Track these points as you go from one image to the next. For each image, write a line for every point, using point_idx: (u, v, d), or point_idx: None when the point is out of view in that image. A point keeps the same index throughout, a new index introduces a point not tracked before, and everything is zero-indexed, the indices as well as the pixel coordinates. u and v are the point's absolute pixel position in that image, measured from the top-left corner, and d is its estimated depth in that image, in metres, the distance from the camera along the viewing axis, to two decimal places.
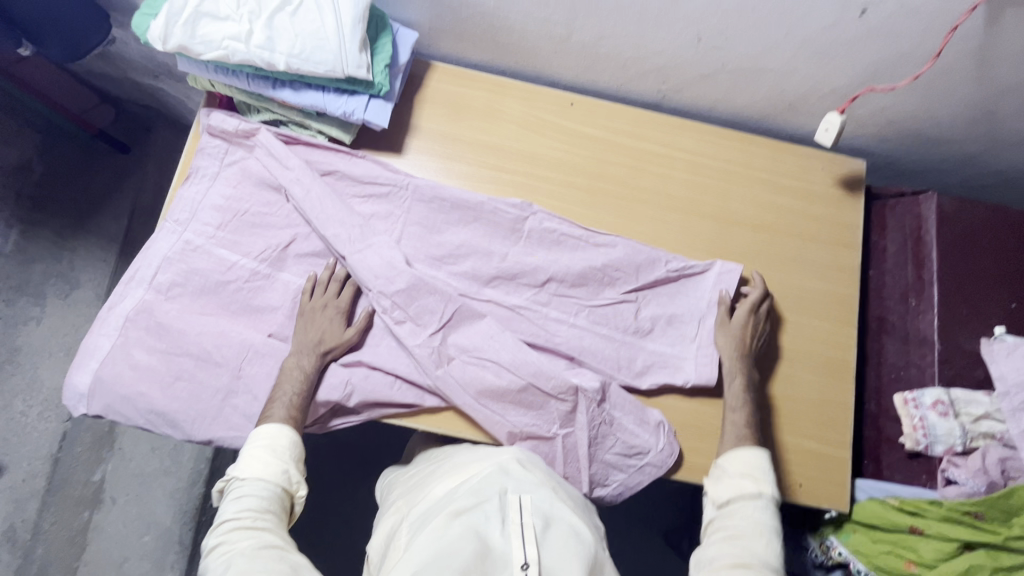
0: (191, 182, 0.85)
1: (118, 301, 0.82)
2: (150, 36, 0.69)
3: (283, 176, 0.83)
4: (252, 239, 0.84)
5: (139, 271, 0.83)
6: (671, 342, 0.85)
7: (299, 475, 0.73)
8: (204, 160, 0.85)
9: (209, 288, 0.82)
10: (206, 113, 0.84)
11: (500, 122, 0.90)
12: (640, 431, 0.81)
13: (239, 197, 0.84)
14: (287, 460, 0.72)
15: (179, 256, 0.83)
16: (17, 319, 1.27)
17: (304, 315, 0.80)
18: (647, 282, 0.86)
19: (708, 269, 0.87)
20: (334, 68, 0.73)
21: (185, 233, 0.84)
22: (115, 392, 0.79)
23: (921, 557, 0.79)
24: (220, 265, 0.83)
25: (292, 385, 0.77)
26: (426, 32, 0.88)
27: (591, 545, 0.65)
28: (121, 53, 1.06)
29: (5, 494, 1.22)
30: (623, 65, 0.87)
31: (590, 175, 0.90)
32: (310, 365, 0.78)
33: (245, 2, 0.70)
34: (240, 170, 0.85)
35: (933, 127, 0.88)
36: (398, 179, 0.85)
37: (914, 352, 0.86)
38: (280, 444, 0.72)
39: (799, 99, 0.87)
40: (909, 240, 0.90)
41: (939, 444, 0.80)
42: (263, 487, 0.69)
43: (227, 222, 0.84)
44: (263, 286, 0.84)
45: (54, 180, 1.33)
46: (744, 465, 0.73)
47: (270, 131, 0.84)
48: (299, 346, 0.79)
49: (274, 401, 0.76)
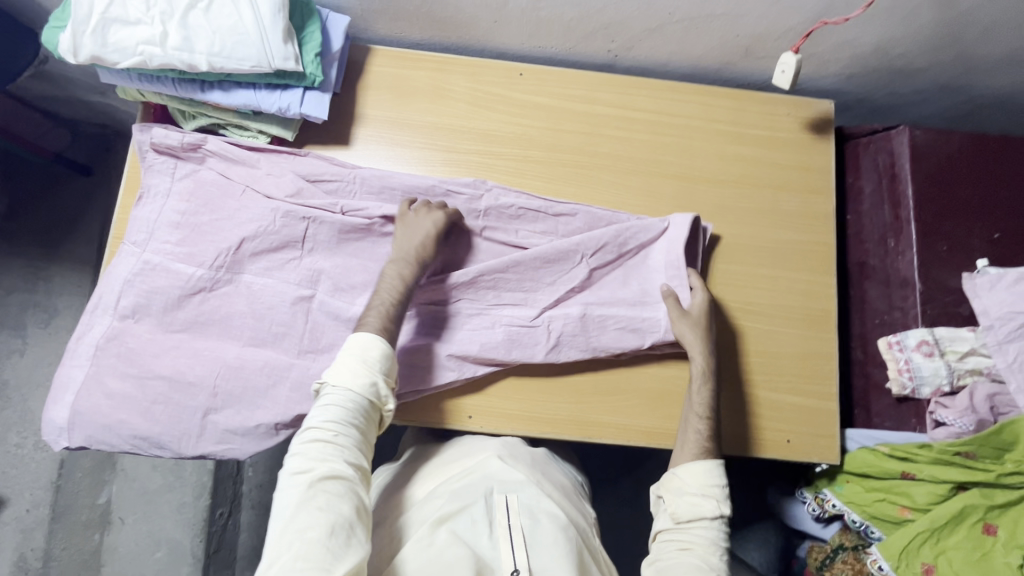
0: (144, 202, 0.80)
1: (86, 330, 0.78)
2: (61, 50, 0.67)
3: (250, 174, 0.80)
4: (204, 247, 0.79)
5: (103, 298, 0.78)
6: (630, 306, 0.81)
7: (387, 389, 0.69)
8: (154, 178, 0.80)
9: (173, 304, 0.78)
10: (143, 129, 0.78)
11: (447, 101, 0.87)
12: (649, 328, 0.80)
13: (194, 209, 0.80)
14: (378, 372, 0.68)
15: (138, 279, 0.78)
16: (2, 352, 1.28)
17: (404, 219, 0.78)
18: (615, 265, 0.83)
19: (664, 229, 0.83)
20: (259, 63, 0.70)
21: (145, 253, 0.79)
22: (95, 422, 0.75)
23: (915, 502, 0.77)
24: (178, 278, 0.78)
25: (389, 295, 0.73)
26: (360, 14, 0.84)
27: (578, 540, 0.66)
28: (60, 72, 1.02)
29: (14, 525, 1.24)
30: (567, 27, 0.83)
31: (545, 146, 0.87)
32: (409, 273, 0.74)
33: (155, 2, 0.67)
34: (194, 182, 0.80)
35: (897, 58, 0.84)
36: (344, 172, 0.81)
37: (896, 294, 0.84)
38: (371, 355, 0.68)
39: (755, 42, 0.83)
40: (883, 179, 0.87)
41: (925, 386, 0.78)
42: (351, 397, 0.65)
43: (185, 237, 0.79)
44: (229, 292, 0.79)
45: (20, 211, 1.31)
46: (704, 483, 0.71)
47: (218, 139, 0.80)
48: (398, 256, 0.75)
49: (369, 309, 0.72)
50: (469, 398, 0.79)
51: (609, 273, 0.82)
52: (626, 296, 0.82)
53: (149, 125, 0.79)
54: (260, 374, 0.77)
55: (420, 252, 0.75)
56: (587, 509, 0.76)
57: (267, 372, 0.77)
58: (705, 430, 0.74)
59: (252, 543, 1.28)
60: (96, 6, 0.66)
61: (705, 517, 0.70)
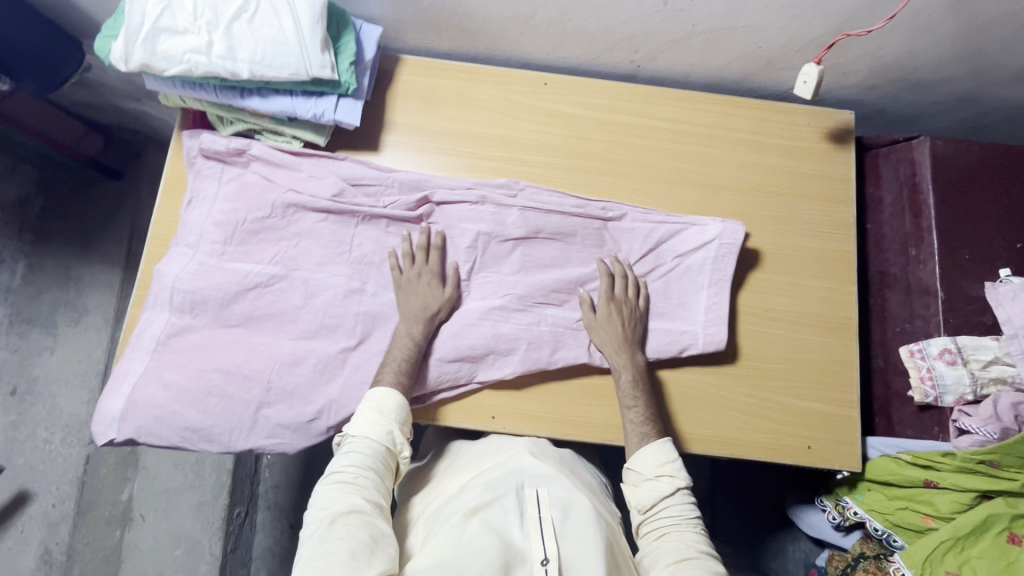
0: (193, 206, 0.83)
1: (145, 326, 0.80)
2: (113, 57, 0.70)
3: (295, 177, 0.83)
4: (261, 247, 0.82)
5: (159, 294, 0.80)
6: (664, 317, 0.82)
7: (403, 437, 0.74)
8: (203, 182, 0.83)
9: (229, 299, 0.80)
10: (191, 136, 0.81)
11: (473, 109, 0.89)
12: (692, 333, 0.81)
13: (237, 209, 0.81)
14: (393, 422, 0.72)
15: (193, 277, 0.79)
16: (33, 349, 1.31)
17: (402, 287, 0.80)
18: (653, 278, 0.84)
19: (711, 238, 0.83)
20: (297, 71, 0.73)
21: (197, 255, 0.81)
22: (148, 413, 0.77)
23: (937, 510, 0.78)
24: (236, 276, 0.80)
25: (402, 351, 0.76)
26: (391, 25, 0.87)
27: (607, 531, 0.68)
28: (100, 80, 1.07)
29: (40, 519, 1.27)
30: (593, 38, 0.86)
31: (569, 153, 0.89)
32: (419, 331, 0.78)
33: (203, 13, 0.70)
34: (239, 185, 0.82)
35: (917, 69, 0.85)
36: (383, 176, 0.83)
37: (918, 303, 0.84)
38: (387, 405, 0.72)
39: (777, 53, 0.85)
40: (905, 189, 0.88)
41: (948, 394, 0.78)
42: (369, 444, 0.71)
43: (232, 235, 0.81)
44: (286, 287, 0.81)
45: (54, 213, 1.36)
46: (653, 465, 0.73)
47: (263, 144, 0.82)
48: (406, 317, 0.79)
49: (385, 366, 0.76)
50: (493, 399, 0.81)
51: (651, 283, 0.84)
52: (661, 309, 0.83)
53: (197, 133, 0.81)
54: (292, 371, 0.79)
55: (425, 312, 0.78)
56: (613, 506, 0.78)
57: (298, 370, 0.79)
58: (641, 422, 0.76)
59: (266, 544, 1.29)
60: (147, 17, 0.69)
61: (664, 497, 0.72)
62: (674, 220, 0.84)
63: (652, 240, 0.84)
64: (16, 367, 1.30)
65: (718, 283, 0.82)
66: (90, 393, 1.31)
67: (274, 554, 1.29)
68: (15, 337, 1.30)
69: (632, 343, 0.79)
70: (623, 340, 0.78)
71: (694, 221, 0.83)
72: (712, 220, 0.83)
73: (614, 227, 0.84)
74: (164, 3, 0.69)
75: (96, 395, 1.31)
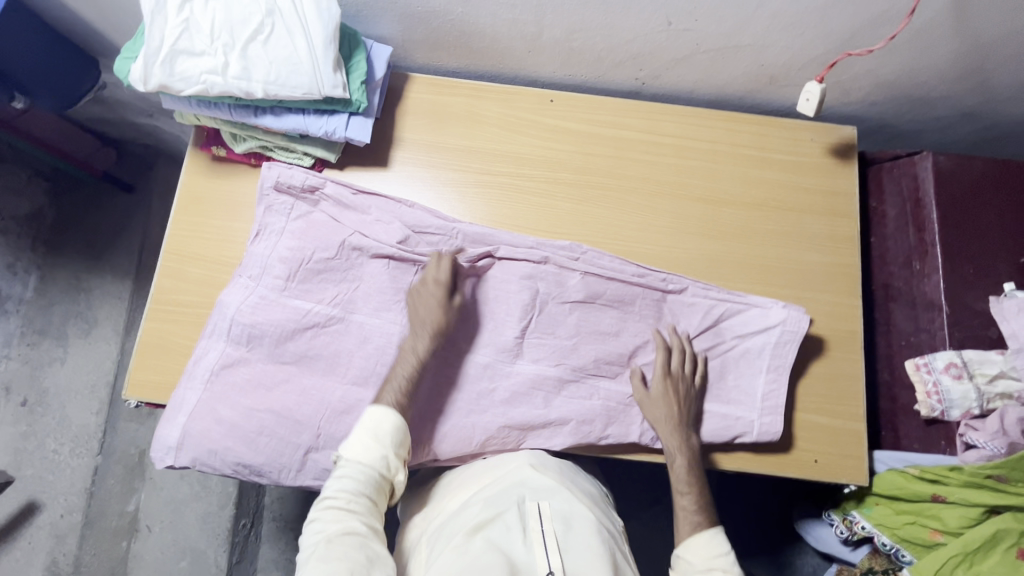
0: (259, 239, 0.83)
1: (202, 354, 0.80)
2: (132, 78, 0.72)
3: (361, 221, 0.84)
4: (323, 285, 0.82)
5: (218, 324, 0.80)
6: (723, 402, 0.82)
7: (398, 461, 0.72)
8: (273, 217, 0.83)
9: (288, 335, 0.80)
10: (269, 166, 0.82)
11: (480, 126, 0.91)
12: (751, 419, 0.81)
13: (304, 247, 0.82)
14: (387, 445, 0.71)
15: (254, 310, 0.80)
16: (44, 360, 1.33)
17: (413, 296, 0.80)
18: (712, 355, 0.84)
19: (776, 319, 0.82)
20: (310, 91, 0.75)
21: (258, 288, 0.81)
22: (202, 445, 0.77)
23: (945, 525, 0.79)
24: (296, 313, 0.81)
25: (405, 368, 0.77)
26: (400, 45, 0.89)
27: (611, 544, 0.68)
28: (115, 97, 1.09)
29: (47, 529, 1.27)
30: (598, 56, 0.87)
31: (574, 169, 0.90)
32: (423, 347, 0.77)
33: (219, 35, 0.72)
34: (307, 223, 0.83)
35: (918, 86, 0.87)
36: (447, 227, 0.83)
37: (923, 317, 0.84)
38: (382, 428, 0.71)
39: (780, 71, 0.86)
40: (908, 203, 0.88)
41: (955, 408, 0.78)
42: (362, 468, 0.69)
43: (295, 273, 0.82)
44: (340, 330, 0.82)
45: (66, 226, 1.38)
46: (704, 556, 0.72)
47: (337, 184, 0.83)
48: (414, 331, 0.78)
49: (387, 385, 0.76)
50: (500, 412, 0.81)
51: (703, 340, 0.84)
52: (721, 392, 0.83)
53: (275, 164, 0.82)
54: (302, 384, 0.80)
55: (434, 326, 0.78)
56: (615, 516, 0.78)
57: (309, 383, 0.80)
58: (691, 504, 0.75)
59: (272, 555, 1.30)
60: (166, 39, 0.71)
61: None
62: (739, 300, 0.84)
63: (712, 317, 0.84)
64: (27, 378, 1.32)
65: (777, 368, 0.82)
66: (99, 404, 1.33)
67: (280, 566, 1.29)
68: (27, 348, 1.32)
69: (686, 420, 0.79)
70: (677, 418, 0.78)
71: (758, 304, 0.83)
72: (777, 306, 0.82)
73: (673, 300, 0.84)
74: (182, 26, 0.71)
75: (105, 406, 1.32)
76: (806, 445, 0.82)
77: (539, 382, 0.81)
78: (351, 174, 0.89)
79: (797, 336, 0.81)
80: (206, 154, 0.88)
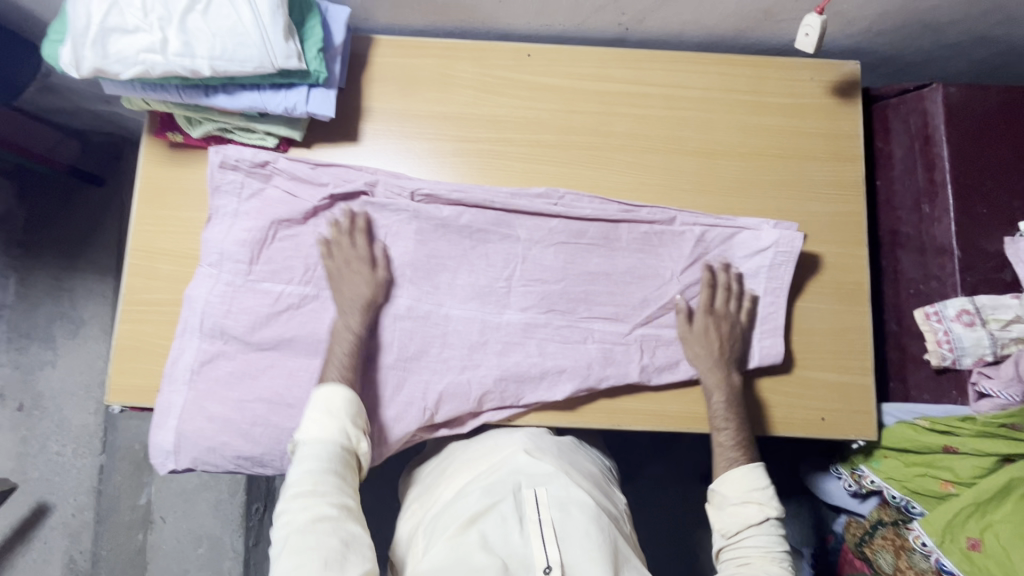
0: (213, 224, 0.78)
1: (179, 355, 0.77)
2: (63, 64, 0.66)
3: (319, 194, 0.78)
4: (290, 264, 0.78)
5: (188, 321, 0.77)
6: None
7: (358, 430, 0.69)
8: (222, 199, 0.78)
9: (262, 322, 0.77)
10: (216, 150, 0.77)
11: (453, 88, 0.84)
12: (753, 337, 0.79)
13: (265, 229, 0.78)
14: (344, 417, 0.68)
15: (224, 301, 0.77)
16: (36, 364, 1.31)
17: (333, 277, 0.76)
18: (708, 284, 0.80)
19: (771, 244, 0.79)
20: (262, 64, 0.68)
21: (223, 276, 0.77)
22: (199, 445, 0.75)
23: (957, 476, 0.77)
24: (267, 297, 0.77)
25: (344, 347, 0.74)
26: (359, 5, 0.81)
27: (610, 531, 0.65)
28: (64, 84, 1.02)
29: (62, 529, 1.29)
30: (576, 3, 0.80)
31: (559, 129, 0.84)
32: (358, 323, 0.75)
33: (152, 8, 0.65)
34: (262, 203, 0.78)
35: (927, 11, 0.79)
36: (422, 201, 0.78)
37: (933, 263, 0.80)
38: (335, 403, 0.69)
39: (774, 5, 0.78)
40: (916, 141, 0.82)
41: (967, 356, 0.75)
42: (323, 444, 0.66)
43: (257, 255, 0.78)
44: (317, 309, 0.78)
45: (37, 225, 1.32)
46: (741, 490, 0.73)
47: (287, 158, 0.78)
48: (343, 311, 0.75)
49: (329, 363, 0.73)
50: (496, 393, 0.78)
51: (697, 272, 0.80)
52: None
53: (223, 145, 0.78)
54: (289, 377, 0.77)
55: (363, 305, 0.75)
56: (616, 497, 0.76)
57: (294, 376, 0.77)
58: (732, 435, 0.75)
59: None
60: (93, 17, 0.64)
61: (751, 522, 0.72)
62: (729, 223, 0.80)
63: (704, 245, 0.80)
64: (20, 383, 1.30)
65: (775, 291, 0.80)
66: (96, 404, 1.31)
67: None
68: (16, 353, 1.30)
69: (726, 351, 0.77)
70: (716, 349, 0.76)
71: (748, 225, 0.80)
72: (768, 225, 0.79)
73: (662, 232, 0.80)
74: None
75: (102, 406, 1.31)
76: (805, 388, 0.80)
77: (532, 329, 0.79)
78: (319, 152, 0.83)
79: (795, 250, 0.78)
80: (162, 141, 0.82)
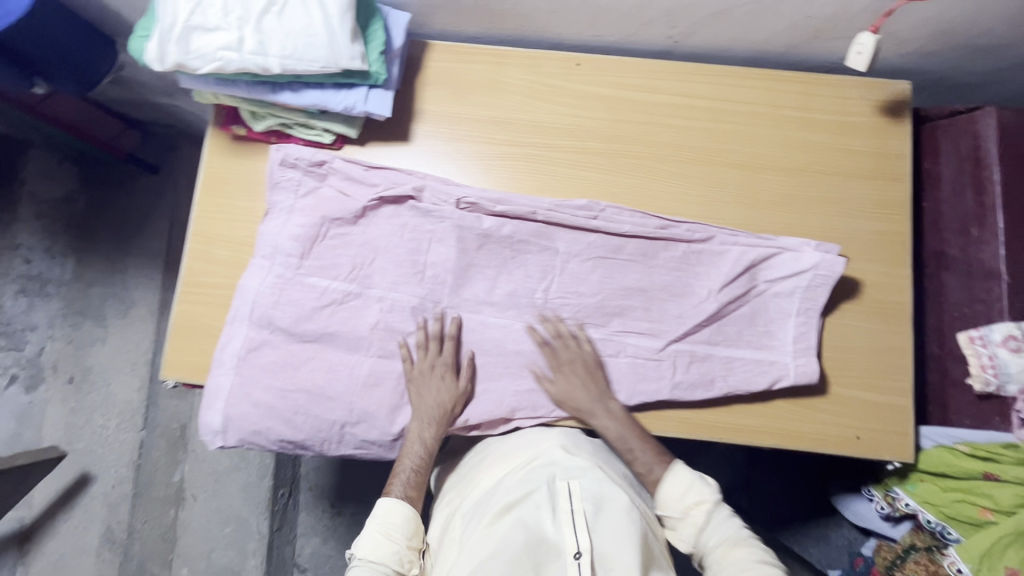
0: (270, 217, 0.82)
1: (228, 341, 0.80)
2: (148, 57, 0.70)
3: (370, 194, 0.81)
4: (336, 261, 0.81)
5: (238, 309, 0.81)
6: (755, 348, 0.79)
7: (411, 556, 0.75)
8: (279, 194, 0.82)
9: (305, 315, 0.80)
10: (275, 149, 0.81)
11: (503, 93, 0.87)
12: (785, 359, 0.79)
13: (318, 226, 0.81)
14: (399, 541, 0.74)
15: (273, 293, 0.80)
16: (88, 340, 1.37)
17: (415, 380, 0.78)
18: (741, 302, 0.80)
19: (808, 266, 0.78)
20: (328, 64, 0.72)
21: (275, 267, 0.81)
22: (245, 427, 0.79)
23: (998, 504, 0.76)
24: (314, 292, 0.81)
25: (412, 460, 0.77)
26: (418, 11, 0.85)
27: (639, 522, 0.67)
28: (135, 77, 1.08)
29: (101, 499, 1.34)
30: (627, 16, 0.82)
31: (604, 137, 0.86)
32: (430, 435, 0.78)
33: (232, 9, 0.70)
34: (315, 200, 0.82)
35: (983, 33, 0.79)
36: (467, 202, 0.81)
37: (979, 286, 0.79)
38: (393, 522, 0.75)
39: (826, 23, 0.79)
40: (966, 163, 0.82)
41: (1012, 382, 0.74)
42: (375, 565, 0.72)
43: (309, 249, 0.81)
44: (359, 305, 0.81)
45: (95, 209, 1.39)
46: (679, 502, 0.75)
47: (342, 158, 0.81)
48: (419, 418, 0.78)
49: (395, 477, 0.78)
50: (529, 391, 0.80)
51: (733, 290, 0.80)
52: (752, 338, 0.80)
53: (285, 144, 0.81)
54: (332, 365, 0.80)
55: (439, 415, 0.78)
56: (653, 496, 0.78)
57: (335, 369, 0.80)
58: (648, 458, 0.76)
59: (311, 522, 1.33)
60: (179, 15, 0.69)
61: (703, 525, 0.74)
62: (769, 243, 0.80)
63: (744, 262, 0.80)
64: (72, 357, 1.37)
65: (808, 312, 0.79)
66: (140, 381, 1.37)
67: (319, 532, 1.32)
68: (70, 328, 1.37)
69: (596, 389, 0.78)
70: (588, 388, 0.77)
71: (787, 247, 0.80)
72: (809, 248, 0.79)
73: (699, 251, 0.81)
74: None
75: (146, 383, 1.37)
76: (839, 412, 0.79)
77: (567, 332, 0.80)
78: (371, 150, 0.87)
79: (832, 275, 0.78)
80: (226, 134, 0.86)
